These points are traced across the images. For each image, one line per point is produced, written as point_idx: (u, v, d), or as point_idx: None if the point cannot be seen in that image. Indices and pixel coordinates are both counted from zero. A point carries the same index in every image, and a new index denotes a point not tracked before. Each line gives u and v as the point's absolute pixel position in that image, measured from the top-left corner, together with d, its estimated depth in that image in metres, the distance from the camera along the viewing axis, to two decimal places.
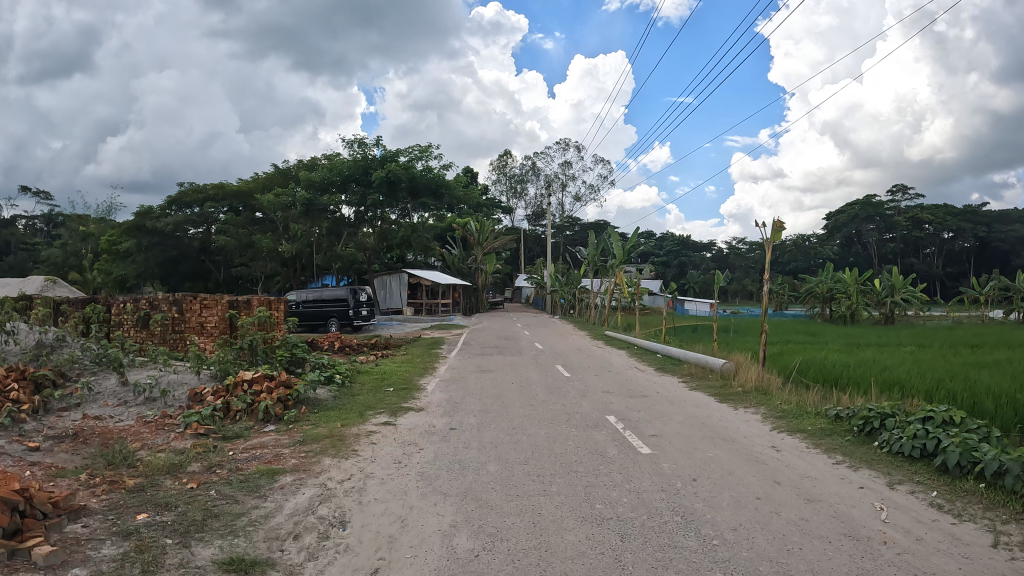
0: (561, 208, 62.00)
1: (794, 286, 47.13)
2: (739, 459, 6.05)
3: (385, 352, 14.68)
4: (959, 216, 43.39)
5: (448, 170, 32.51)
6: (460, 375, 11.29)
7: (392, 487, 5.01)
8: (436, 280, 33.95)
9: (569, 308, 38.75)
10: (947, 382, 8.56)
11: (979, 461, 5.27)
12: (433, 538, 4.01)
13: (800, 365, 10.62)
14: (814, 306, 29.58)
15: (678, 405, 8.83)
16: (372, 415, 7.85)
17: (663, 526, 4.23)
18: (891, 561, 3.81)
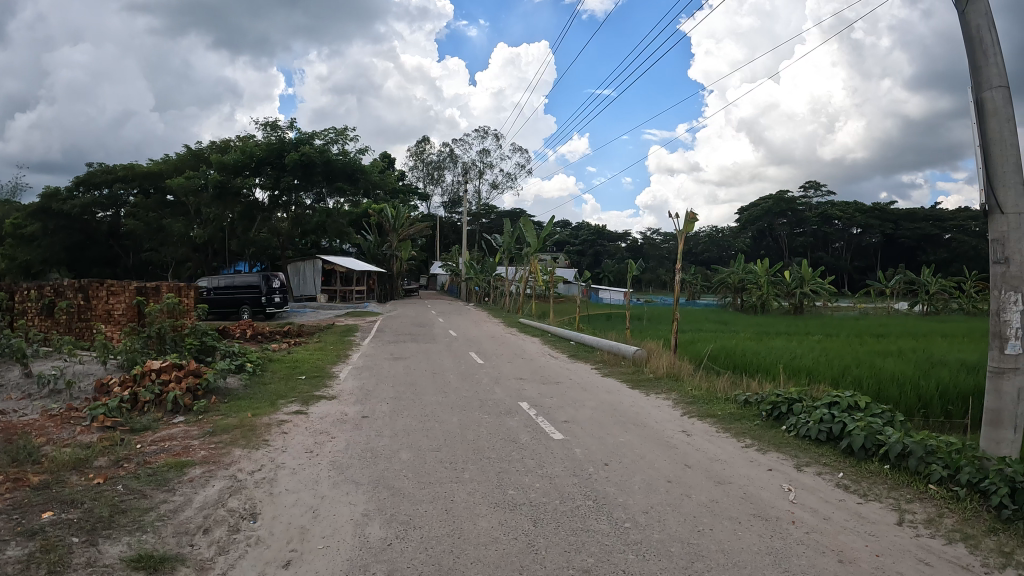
0: (478, 196, 61.99)
1: (707, 276, 48.35)
2: (651, 443, 6.15)
3: (299, 340, 14.47)
4: (868, 212, 45.18)
5: (364, 154, 31.74)
6: (372, 364, 11.10)
7: (304, 477, 4.92)
8: (352, 267, 33.53)
9: (484, 294, 38.91)
10: (853, 370, 8.89)
11: (883, 444, 5.52)
12: (346, 528, 3.94)
13: (712, 354, 10.79)
14: (726, 297, 30.45)
15: (589, 391, 8.92)
16: (283, 404, 7.68)
17: (575, 510, 4.26)
18: (800, 541, 3.94)
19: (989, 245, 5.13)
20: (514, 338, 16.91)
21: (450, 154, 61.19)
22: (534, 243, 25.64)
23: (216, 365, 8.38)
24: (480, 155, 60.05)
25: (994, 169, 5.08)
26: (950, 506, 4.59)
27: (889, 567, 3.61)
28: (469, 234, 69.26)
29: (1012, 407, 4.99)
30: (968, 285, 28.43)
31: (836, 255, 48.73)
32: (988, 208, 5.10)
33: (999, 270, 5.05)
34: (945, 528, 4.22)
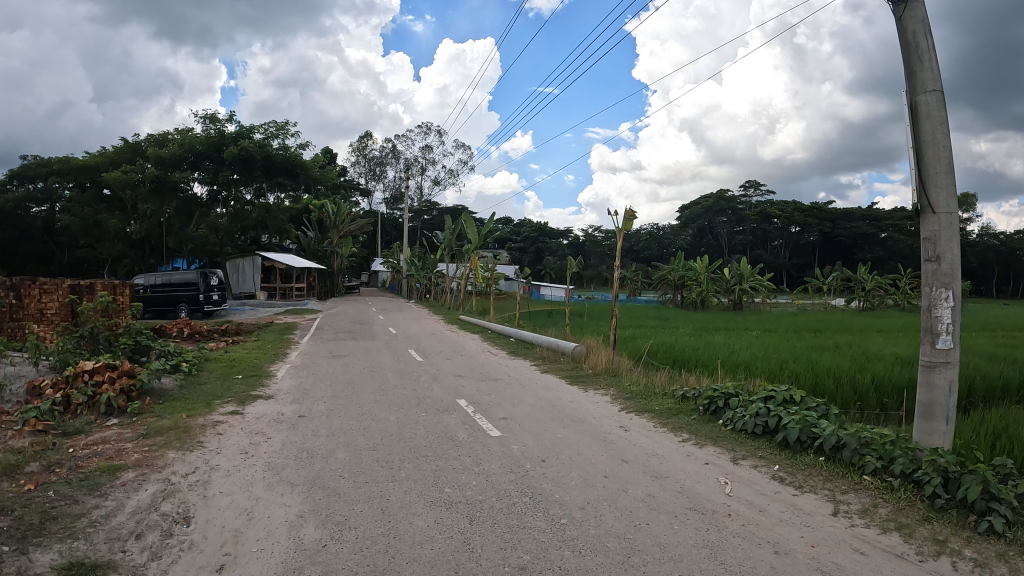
0: (420, 192, 61.51)
1: (647, 273, 48.96)
2: (588, 439, 6.18)
3: (238, 338, 14.17)
4: (806, 212, 46.76)
5: (305, 149, 31.44)
6: (310, 362, 10.94)
7: (239, 479, 4.81)
8: (291, 263, 33.11)
9: (426, 291, 38.77)
10: (789, 364, 9.08)
11: (819, 436, 5.64)
12: (280, 530, 3.85)
13: (651, 350, 10.88)
14: (666, 294, 30.73)
15: (528, 388, 8.93)
16: (219, 404, 7.52)
17: (512, 507, 4.25)
18: (735, 532, 3.99)
19: (922, 243, 5.27)
20: (454, 335, 16.80)
21: (392, 150, 60.67)
22: (474, 240, 25.48)
23: (150, 365, 8.16)
24: (423, 152, 59.53)
25: (927, 170, 5.22)
26: (884, 496, 4.72)
27: (823, 557, 3.69)
28: (411, 231, 68.86)
29: (943, 399, 5.13)
30: (901, 283, 29.36)
31: (775, 253, 49.73)
32: (919, 207, 5.23)
33: (930, 268, 5.20)
34: (879, 517, 4.33)
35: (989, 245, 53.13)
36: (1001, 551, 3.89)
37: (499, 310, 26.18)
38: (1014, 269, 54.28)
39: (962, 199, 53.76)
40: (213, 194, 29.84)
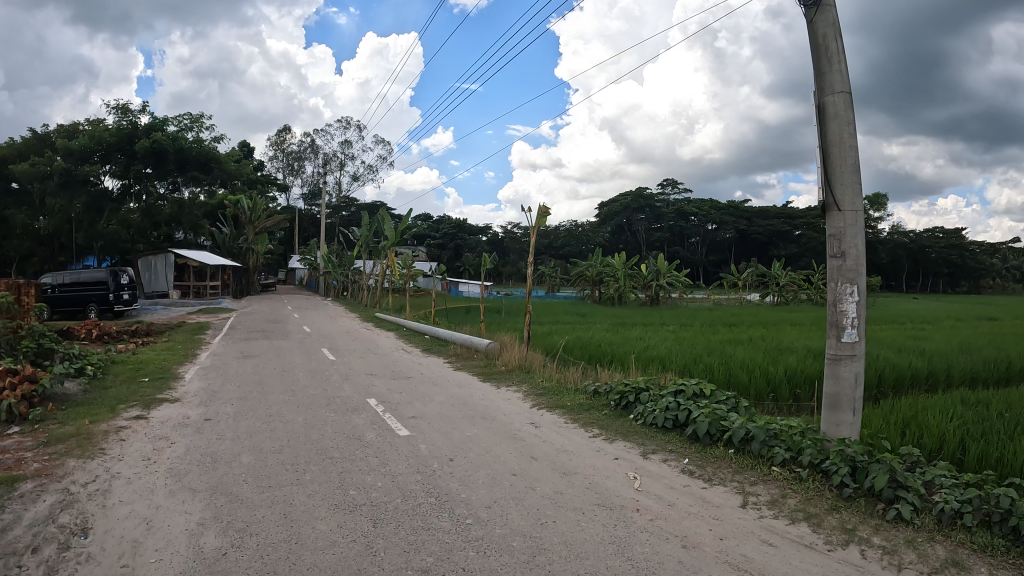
0: (339, 187, 60.51)
1: (567, 268, 49.59)
2: (498, 436, 6.15)
3: (149, 339, 13.69)
4: (723, 210, 50.94)
5: (220, 142, 30.69)
6: (221, 363, 10.65)
7: (141, 486, 4.61)
8: (206, 262, 32.33)
9: (342, 288, 38.28)
10: (702, 358, 9.27)
11: (728, 429, 5.76)
12: (179, 538, 3.70)
13: (565, 346, 10.93)
14: (584, 290, 31.17)
15: (439, 386, 8.87)
16: (124, 409, 7.22)
17: (417, 508, 4.17)
18: (643, 527, 4.02)
19: (827, 240, 5.41)
20: (370, 333, 16.55)
21: (311, 144, 59.59)
22: (390, 237, 25.22)
23: (52, 369, 7.76)
24: (342, 147, 58.28)
25: (834, 169, 5.35)
26: (793, 487, 4.85)
27: (731, 549, 3.74)
28: (328, 227, 67.90)
29: (850, 391, 5.26)
30: (812, 278, 30.61)
31: (693, 249, 53.32)
32: (826, 204, 5.37)
33: (835, 264, 5.35)
34: (788, 508, 4.44)
35: (898, 242, 55.42)
36: (908, 538, 4.05)
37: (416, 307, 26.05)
38: (921, 264, 56.89)
39: (872, 198, 56.06)
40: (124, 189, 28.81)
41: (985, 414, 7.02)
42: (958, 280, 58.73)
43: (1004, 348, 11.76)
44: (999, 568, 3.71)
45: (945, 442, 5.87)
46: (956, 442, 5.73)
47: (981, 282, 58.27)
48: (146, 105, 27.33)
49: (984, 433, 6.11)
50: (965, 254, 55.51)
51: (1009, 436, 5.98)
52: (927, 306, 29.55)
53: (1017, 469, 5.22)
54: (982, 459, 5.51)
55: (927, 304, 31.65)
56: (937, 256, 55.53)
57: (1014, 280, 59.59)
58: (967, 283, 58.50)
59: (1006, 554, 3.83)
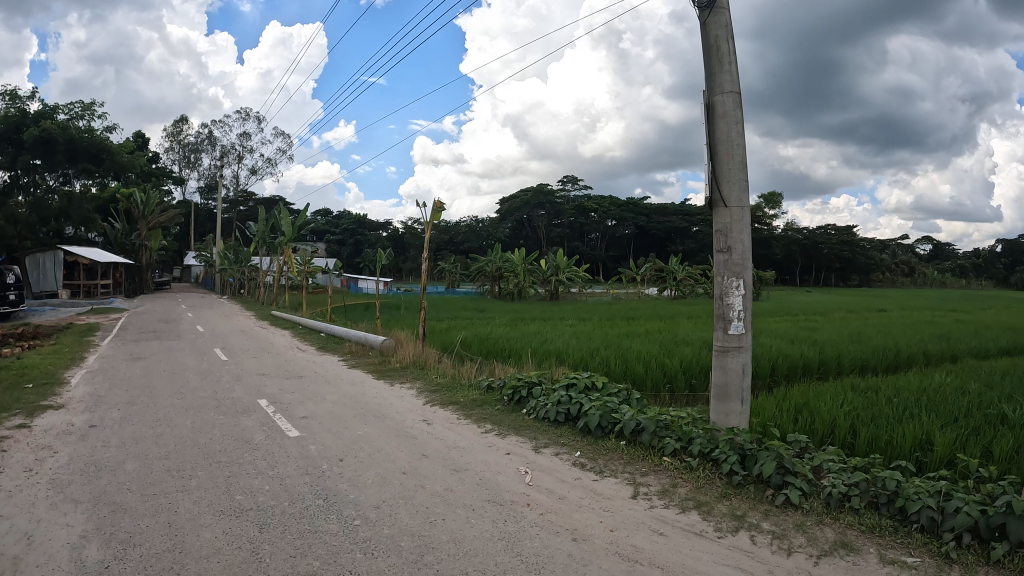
0: (238, 180, 58.75)
1: (466, 264, 49.70)
2: (390, 435, 6.12)
3: (34, 342, 13.04)
4: (621, 207, 52.93)
5: (113, 132, 29.40)
6: (108, 366, 10.22)
7: (19, 500, 4.36)
8: (98, 258, 30.94)
9: (239, 286, 37.15)
10: (598, 353, 9.45)
11: (619, 421, 6.00)
12: (59, 553, 3.52)
13: (463, 342, 10.95)
14: (484, 285, 31.07)
15: (333, 385, 8.75)
16: (3, 417, 6.82)
17: (305, 511, 4.13)
18: (534, 523, 4.13)
19: (713, 235, 5.60)
20: (264, 333, 16.05)
21: (210, 136, 57.65)
22: (287, 232, 24.47)
23: None
24: (240, 139, 56.35)
25: (722, 165, 5.53)
26: (684, 476, 5.06)
27: (621, 540, 3.92)
28: (225, 222, 65.88)
29: (737, 381, 5.48)
30: (707, 272, 31.65)
31: (592, 245, 54.58)
32: (713, 199, 5.54)
33: (721, 258, 5.53)
34: (678, 497, 4.65)
35: (793, 238, 57.72)
36: (797, 522, 4.27)
37: (314, 305, 25.48)
38: (814, 259, 59.56)
39: (768, 197, 58.21)
40: (11, 181, 27.19)
41: (870, 398, 7.43)
42: (850, 275, 61.68)
43: (889, 337, 12.37)
44: (884, 547, 3.95)
45: (835, 427, 6.16)
46: (845, 426, 6.03)
47: (870, 276, 61.32)
48: (35, 93, 25.87)
49: (872, 417, 6.45)
50: (856, 250, 58.33)
51: (894, 420, 6.33)
52: (818, 299, 30.98)
53: (902, 451, 5.55)
54: (871, 442, 5.82)
55: (821, 297, 32.97)
56: (829, 252, 58.18)
57: (901, 275, 62.95)
58: (857, 277, 61.55)
59: (892, 533, 4.09)
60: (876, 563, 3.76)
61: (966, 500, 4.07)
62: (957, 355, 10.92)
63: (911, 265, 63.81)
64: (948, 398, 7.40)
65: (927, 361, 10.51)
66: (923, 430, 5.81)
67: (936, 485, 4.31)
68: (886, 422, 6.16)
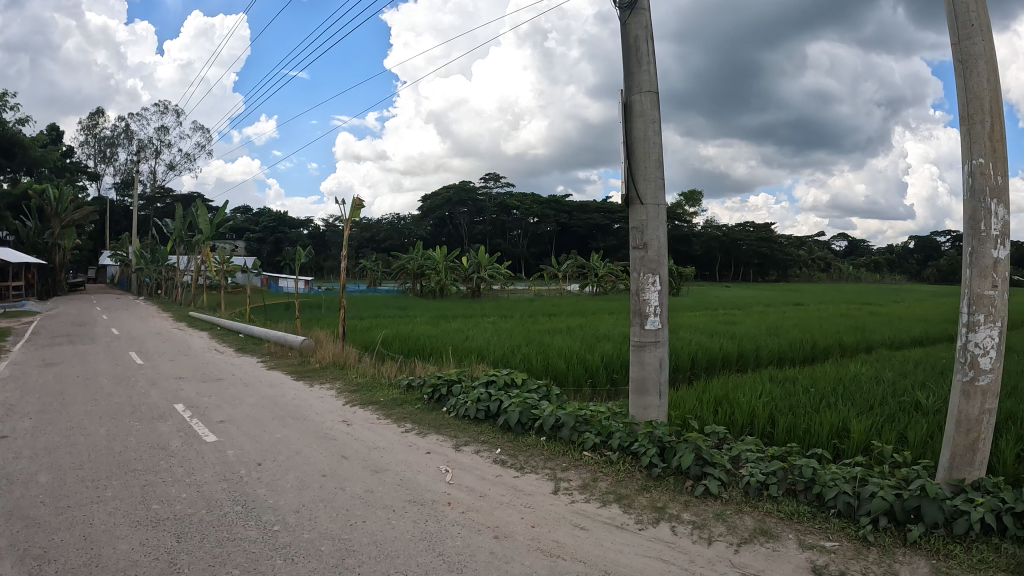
0: (155, 176, 57.05)
1: (387, 262, 49.37)
2: (309, 437, 6.05)
3: None
4: (542, 205, 53.39)
5: (22, 126, 28.14)
6: (17, 372, 9.78)
7: None
8: (8, 258, 29.56)
9: (157, 287, 36.05)
10: (518, 350, 9.58)
11: (537, 418, 6.14)
12: None
13: (384, 341, 10.88)
14: (407, 283, 30.87)
15: (252, 387, 8.59)
16: None
17: (223, 518, 4.06)
18: (454, 521, 4.17)
19: (629, 231, 5.74)
20: (181, 334, 15.68)
21: (126, 130, 55.77)
22: (206, 230, 23.83)
23: None
24: (156, 133, 54.70)
25: (638, 164, 5.66)
26: (604, 470, 5.17)
27: (543, 536, 3.98)
28: (141, 220, 63.81)
29: (655, 374, 5.65)
30: (629, 269, 32.23)
31: (515, 242, 55.00)
32: (629, 197, 5.66)
33: (637, 254, 5.67)
34: (599, 491, 4.76)
35: (713, 235, 59.04)
36: (717, 511, 4.39)
37: (232, 305, 24.91)
38: (733, 256, 61.08)
39: (689, 195, 59.47)
40: None
41: (791, 389, 7.66)
42: (768, 270, 63.64)
43: (805, 330, 12.80)
44: (803, 532, 4.09)
45: (753, 417, 6.35)
46: (764, 416, 6.21)
47: (788, 271, 63.23)
48: None
49: (789, 406, 6.67)
50: (774, 246, 60.09)
51: (810, 408, 6.56)
52: (737, 293, 31.84)
53: (821, 438, 5.75)
54: (791, 430, 6.01)
55: (739, 292, 33.87)
56: (748, 248, 59.75)
57: (817, 271, 65.07)
58: (775, 272, 63.51)
59: (812, 519, 4.23)
60: (795, 548, 3.90)
61: (880, 485, 4.26)
62: (870, 346, 11.35)
63: (828, 261, 66.02)
64: (863, 387, 7.70)
65: (842, 352, 10.91)
66: (839, 418, 6.03)
67: (851, 471, 4.51)
68: (802, 411, 6.38)
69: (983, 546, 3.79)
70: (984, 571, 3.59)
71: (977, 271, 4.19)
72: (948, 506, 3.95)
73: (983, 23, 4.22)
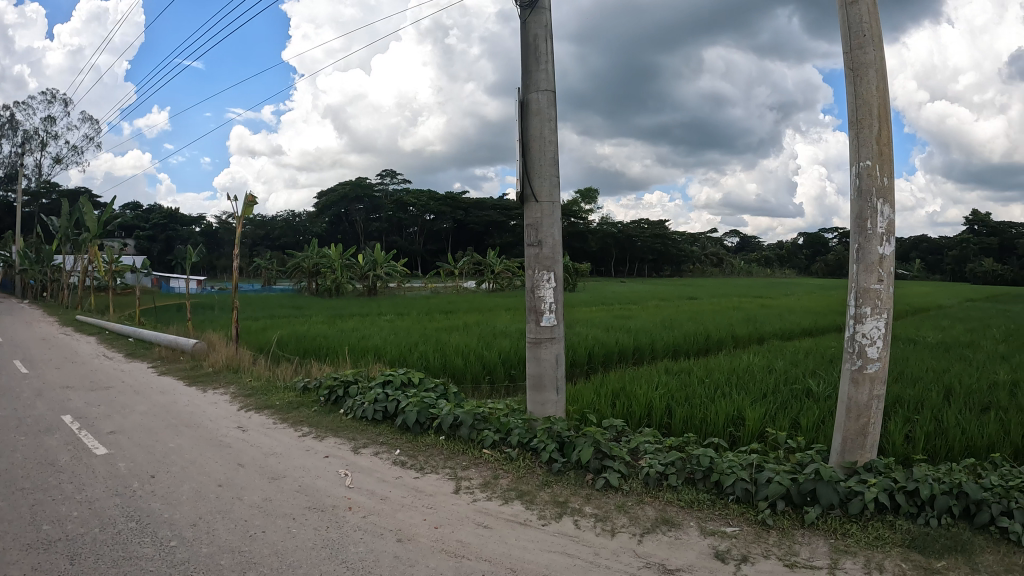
0: (41, 170, 53.54)
1: (283, 260, 48.09)
2: (203, 445, 5.82)
3: None
4: (440, 201, 53.32)
5: None
6: None
7: None
8: None
9: (41, 289, 33.99)
10: (416, 349, 9.52)
11: (437, 417, 6.11)
12: None
13: (279, 342, 10.59)
14: (301, 281, 30.03)
15: (142, 395, 8.16)
16: None
17: (117, 536, 3.85)
18: (357, 526, 4.11)
19: (525, 229, 5.80)
20: (66, 340, 14.74)
21: (9, 120, 52.11)
22: (92, 229, 22.48)
23: None
24: (44, 124, 51.32)
25: (534, 163, 5.72)
26: (504, 467, 5.20)
27: (446, 537, 3.95)
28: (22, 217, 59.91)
29: (551, 371, 5.76)
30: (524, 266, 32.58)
31: (411, 239, 54.62)
32: (524, 194, 5.72)
33: (533, 252, 5.74)
34: (501, 489, 4.77)
35: (608, 232, 60.23)
36: (618, 503, 4.48)
37: (122, 308, 23.59)
38: (628, 252, 62.45)
39: (585, 193, 60.42)
40: None
41: (686, 380, 7.91)
42: (662, 265, 65.80)
43: (698, 323, 13.21)
44: (704, 520, 4.21)
45: (650, 408, 6.51)
46: (661, 408, 6.39)
47: (682, 267, 65.57)
48: None
49: (684, 398, 6.88)
50: (666, 242, 62.03)
51: (704, 399, 6.79)
52: (631, 287, 32.58)
53: (715, 428, 5.97)
54: (686, 420, 6.20)
55: (632, 287, 34.78)
56: (642, 245, 61.48)
57: (710, 265, 67.73)
58: (669, 268, 65.56)
59: (711, 506, 4.38)
60: (698, 534, 4.01)
61: (775, 471, 4.45)
62: (762, 337, 11.82)
63: (720, 255, 68.90)
64: (755, 377, 8.02)
65: (734, 344, 11.30)
66: (732, 407, 6.28)
67: (745, 459, 4.70)
68: (697, 402, 6.60)
69: (877, 523, 4.02)
70: (879, 547, 3.80)
71: (864, 266, 4.42)
72: (843, 488, 4.17)
73: (875, 33, 4.44)
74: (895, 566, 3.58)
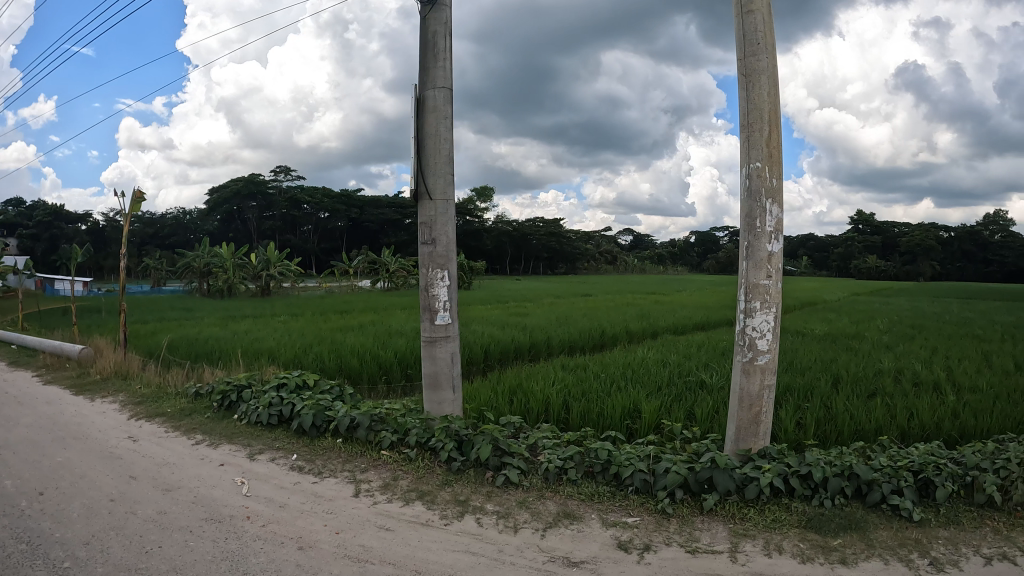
0: None
1: (171, 260, 46.07)
2: (91, 458, 5.49)
3: None
4: (333, 198, 52.74)
5: None
6: None
7: None
8: None
9: None
10: (310, 350, 9.32)
11: (333, 419, 5.98)
12: None
13: (169, 346, 10.11)
14: (190, 282, 28.64)
15: (25, 406, 7.60)
16: None
17: (4, 560, 3.57)
18: (256, 536, 3.98)
19: (420, 227, 5.77)
20: None
21: None
22: None
23: None
24: None
25: (430, 161, 5.69)
26: (404, 467, 5.15)
27: (349, 542, 3.88)
28: None
29: (446, 369, 5.75)
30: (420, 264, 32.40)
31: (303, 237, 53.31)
32: (419, 191, 5.68)
33: (427, 250, 5.73)
34: (402, 490, 4.73)
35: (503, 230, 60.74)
36: (520, 499, 4.52)
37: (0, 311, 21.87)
38: (523, 249, 63.17)
39: (480, 191, 60.74)
40: None
41: (583, 375, 8.07)
42: (556, 263, 66.80)
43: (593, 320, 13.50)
44: (605, 511, 4.32)
45: (547, 404, 6.61)
46: (558, 403, 6.50)
47: (576, 265, 66.91)
48: None
49: (580, 392, 7.02)
50: (561, 241, 63.18)
51: (600, 393, 6.96)
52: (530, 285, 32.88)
53: (613, 421, 6.12)
54: (584, 414, 6.34)
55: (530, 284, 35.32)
56: (537, 244, 62.37)
57: (604, 263, 69.28)
58: (564, 265, 66.86)
59: (611, 498, 4.49)
60: (599, 527, 4.11)
61: (672, 461, 4.61)
62: (654, 332, 12.21)
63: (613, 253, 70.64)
64: (651, 370, 8.28)
65: (629, 339, 11.61)
66: (629, 400, 6.46)
67: (644, 450, 4.84)
68: (593, 396, 6.75)
69: (771, 506, 4.23)
70: (775, 529, 4.00)
71: (754, 263, 4.64)
72: (738, 474, 4.37)
73: (767, 41, 4.66)
74: (792, 547, 3.78)
